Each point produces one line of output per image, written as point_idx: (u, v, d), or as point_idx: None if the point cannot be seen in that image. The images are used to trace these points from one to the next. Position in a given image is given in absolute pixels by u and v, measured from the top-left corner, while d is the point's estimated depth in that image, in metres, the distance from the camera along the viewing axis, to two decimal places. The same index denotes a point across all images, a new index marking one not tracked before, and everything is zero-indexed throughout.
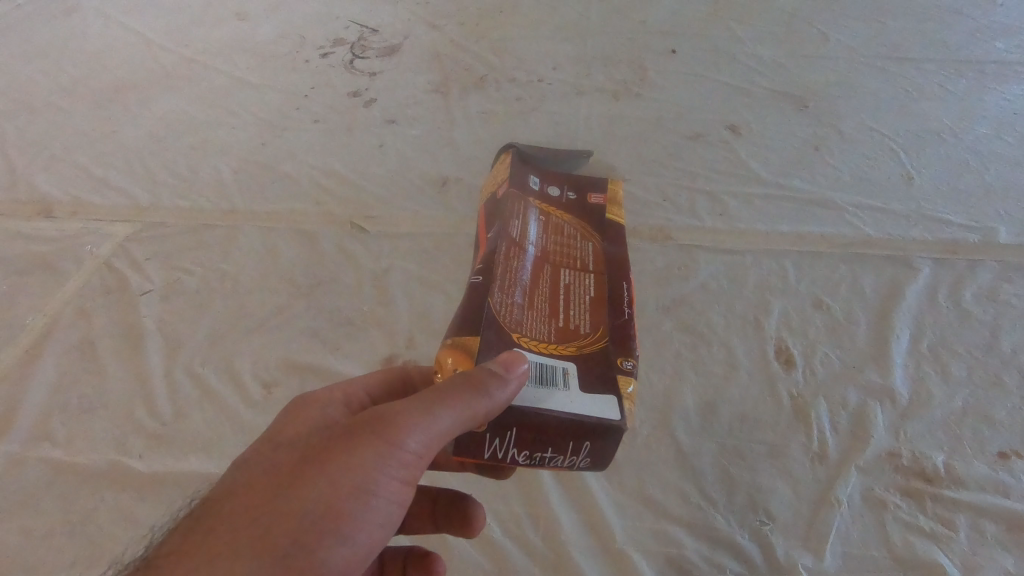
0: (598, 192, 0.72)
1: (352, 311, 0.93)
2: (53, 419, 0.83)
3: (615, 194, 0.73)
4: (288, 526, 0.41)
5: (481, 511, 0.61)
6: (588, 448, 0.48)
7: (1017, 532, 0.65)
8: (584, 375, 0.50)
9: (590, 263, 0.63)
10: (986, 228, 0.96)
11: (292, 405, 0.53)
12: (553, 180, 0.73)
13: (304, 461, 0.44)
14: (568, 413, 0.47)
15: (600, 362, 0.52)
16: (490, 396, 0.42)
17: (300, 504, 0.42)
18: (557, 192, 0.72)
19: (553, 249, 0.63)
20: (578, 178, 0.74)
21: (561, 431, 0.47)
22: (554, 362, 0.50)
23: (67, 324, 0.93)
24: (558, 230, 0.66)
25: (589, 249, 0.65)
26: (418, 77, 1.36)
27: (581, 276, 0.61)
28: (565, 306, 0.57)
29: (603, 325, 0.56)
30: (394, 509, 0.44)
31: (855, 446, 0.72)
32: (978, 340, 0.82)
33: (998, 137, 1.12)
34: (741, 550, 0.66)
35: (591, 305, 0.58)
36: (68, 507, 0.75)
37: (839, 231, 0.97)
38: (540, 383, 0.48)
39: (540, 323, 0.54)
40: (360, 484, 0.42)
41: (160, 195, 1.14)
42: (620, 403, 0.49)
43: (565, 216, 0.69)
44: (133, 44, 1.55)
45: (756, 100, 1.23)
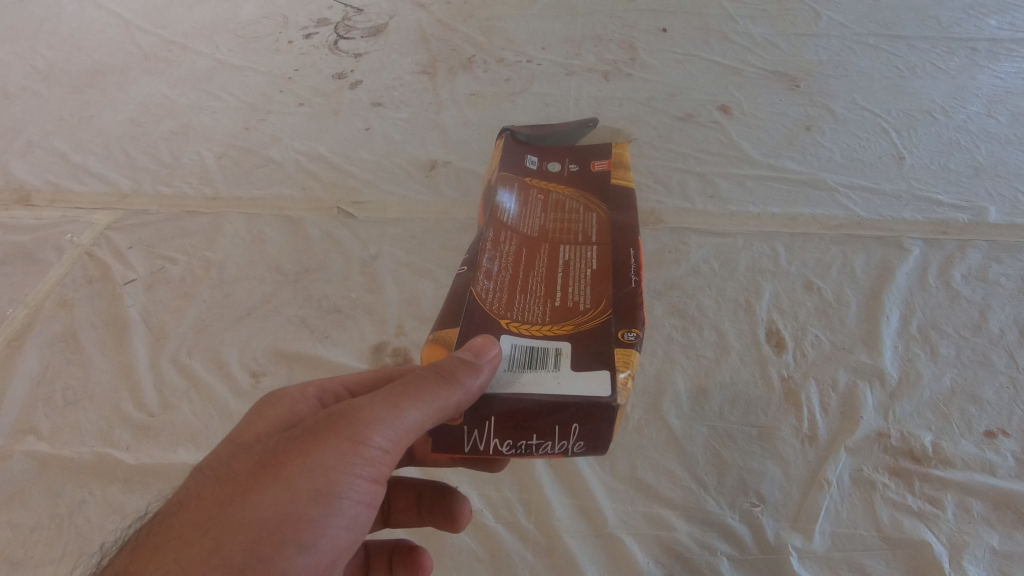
0: (600, 159, 0.74)
1: (341, 299, 0.92)
2: (38, 412, 0.81)
3: (621, 160, 0.74)
4: (245, 533, 0.40)
5: (467, 505, 0.60)
6: (578, 433, 0.46)
7: (1002, 509, 0.66)
8: (577, 353, 0.49)
9: (593, 235, 0.62)
10: (976, 208, 0.96)
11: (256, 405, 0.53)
12: (554, 157, 0.75)
13: (265, 465, 0.43)
14: (550, 395, 0.46)
15: (598, 337, 0.50)
16: (460, 386, 0.43)
17: (259, 508, 0.40)
18: (557, 167, 0.74)
19: (552, 228, 0.63)
20: (579, 151, 0.76)
21: (545, 415, 0.46)
22: (542, 346, 0.50)
23: (49, 316, 0.91)
24: (558, 207, 0.67)
25: (593, 220, 0.65)
26: (404, 59, 1.33)
27: (582, 250, 0.60)
28: (562, 283, 0.56)
29: (603, 299, 0.54)
30: (360, 511, 0.44)
31: (844, 427, 0.72)
32: (967, 320, 0.82)
33: (989, 115, 1.12)
34: (732, 532, 0.66)
35: (592, 277, 0.56)
36: (56, 500, 0.74)
37: (830, 212, 0.97)
38: (527, 367, 0.48)
39: (534, 302, 0.54)
40: (321, 486, 0.41)
41: (142, 182, 1.11)
42: (610, 377, 0.47)
43: (568, 192, 0.69)
44: (110, 26, 1.50)
45: (748, 79, 1.22)
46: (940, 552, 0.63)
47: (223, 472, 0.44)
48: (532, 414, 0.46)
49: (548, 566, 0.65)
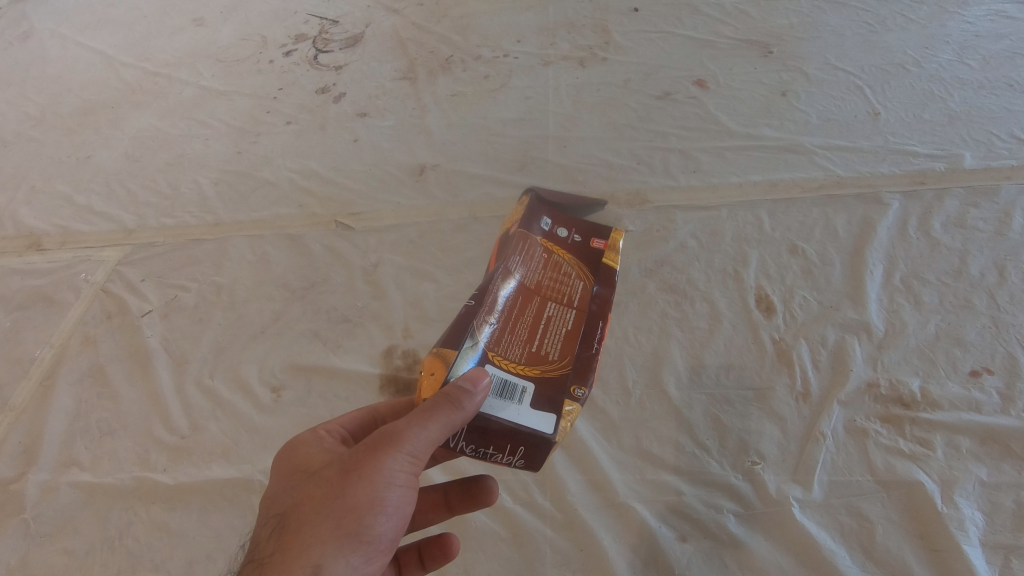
0: (599, 236, 0.61)
1: (347, 309, 0.96)
2: (77, 445, 0.86)
3: (616, 242, 0.61)
4: (349, 516, 0.43)
5: (453, 539, 0.62)
6: (522, 453, 0.47)
7: (989, 443, 0.70)
8: (539, 394, 0.48)
9: (576, 299, 0.55)
10: (951, 155, 0.98)
11: (301, 447, 0.52)
12: (564, 221, 0.62)
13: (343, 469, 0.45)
14: (510, 422, 0.46)
15: (553, 385, 0.49)
16: (464, 410, 0.43)
17: (353, 493, 0.43)
18: (565, 233, 0.61)
19: (547, 282, 0.56)
20: (586, 223, 0.63)
21: (506, 436, 0.46)
22: (515, 380, 0.48)
23: (74, 353, 0.96)
24: (555, 268, 0.57)
25: (579, 289, 0.56)
26: (384, 66, 1.36)
27: (565, 310, 0.54)
28: (542, 331, 0.52)
29: (570, 356, 0.52)
30: (405, 493, 0.45)
31: (835, 380, 0.76)
32: (948, 267, 0.85)
33: (961, 62, 1.13)
34: (736, 490, 0.70)
35: (565, 338, 0.53)
36: (104, 525, 0.79)
37: (810, 174, 1.00)
38: (500, 396, 0.47)
39: (515, 344, 0.50)
40: (393, 473, 0.44)
41: (146, 216, 1.15)
42: (555, 419, 0.48)
43: (566, 254, 0.59)
44: (95, 63, 1.53)
45: (722, 50, 1.23)
46: (932, 489, 0.67)
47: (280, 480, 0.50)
48: (492, 435, 0.46)
49: (568, 539, 0.70)
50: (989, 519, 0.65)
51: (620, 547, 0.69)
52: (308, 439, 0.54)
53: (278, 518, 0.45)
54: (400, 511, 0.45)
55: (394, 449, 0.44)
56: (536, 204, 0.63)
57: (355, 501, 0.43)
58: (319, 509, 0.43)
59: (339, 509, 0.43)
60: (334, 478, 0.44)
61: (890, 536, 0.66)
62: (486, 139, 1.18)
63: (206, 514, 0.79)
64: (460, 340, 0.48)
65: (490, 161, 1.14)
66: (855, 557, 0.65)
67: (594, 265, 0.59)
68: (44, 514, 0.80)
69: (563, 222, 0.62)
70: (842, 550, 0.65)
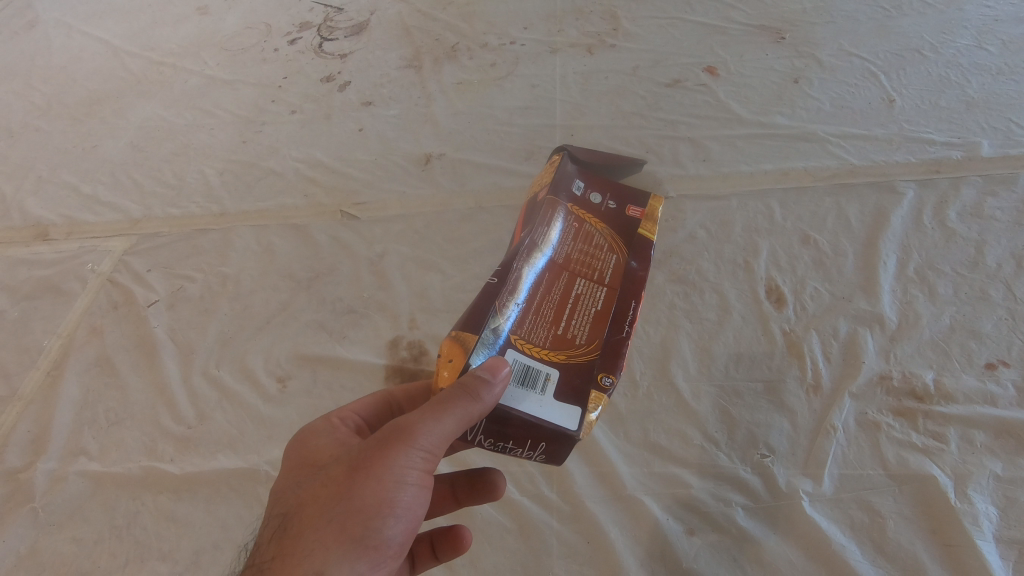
0: (636, 203, 0.57)
1: (352, 299, 0.96)
2: (85, 435, 0.86)
3: (655, 210, 0.57)
4: (358, 516, 0.42)
5: (466, 533, 0.61)
6: (542, 449, 0.45)
7: (1005, 437, 0.68)
8: (564, 382, 0.46)
9: (608, 275, 0.52)
10: (968, 143, 0.96)
11: (311, 438, 0.52)
12: (597, 185, 0.58)
13: (353, 466, 0.44)
14: (530, 415, 0.44)
15: (580, 372, 0.47)
16: (481, 401, 0.41)
17: (362, 493, 0.43)
18: (598, 199, 0.57)
19: (576, 256, 0.53)
20: (621, 185, 0.58)
21: (526, 430, 0.44)
22: (538, 366, 0.46)
23: (81, 344, 0.96)
24: (587, 238, 0.54)
25: (613, 263, 0.53)
26: (389, 55, 1.34)
27: (595, 287, 0.51)
28: (568, 313, 0.49)
29: (598, 341, 0.49)
30: (416, 493, 0.44)
31: (847, 373, 0.75)
32: (964, 257, 0.83)
33: (980, 47, 1.10)
34: (745, 483, 0.70)
35: (593, 320, 0.50)
36: (112, 514, 0.79)
37: (823, 163, 0.98)
38: (520, 384, 0.45)
39: (540, 326, 0.48)
40: (404, 473, 0.44)
41: (151, 206, 1.15)
42: (580, 411, 0.45)
43: (600, 224, 0.55)
44: (99, 53, 1.53)
45: (733, 36, 1.20)
46: (946, 484, 0.66)
47: (289, 473, 0.49)
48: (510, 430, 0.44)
49: (575, 531, 0.70)
50: (1003, 514, 0.64)
51: (627, 539, 0.69)
52: (320, 430, 0.53)
53: (285, 517, 0.44)
54: (410, 512, 0.44)
55: (406, 447, 0.43)
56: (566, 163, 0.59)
57: (364, 502, 0.42)
58: (327, 511, 0.43)
59: (347, 512, 0.42)
60: (344, 476, 0.44)
61: (902, 530, 0.65)
62: (492, 128, 1.16)
63: (213, 504, 0.79)
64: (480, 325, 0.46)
65: (496, 150, 1.13)
66: (866, 552, 0.64)
67: (630, 235, 0.55)
68: (52, 503, 0.81)
69: (596, 186, 0.58)
70: (852, 545, 0.65)
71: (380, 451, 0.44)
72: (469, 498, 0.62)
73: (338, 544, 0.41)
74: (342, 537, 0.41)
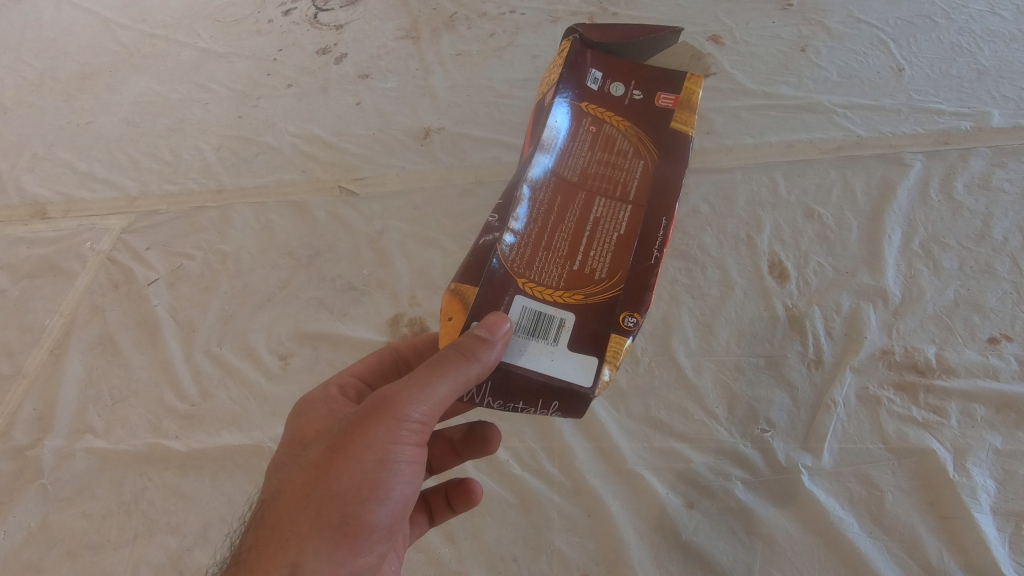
0: (668, 90, 0.52)
1: (352, 277, 0.95)
2: (91, 413, 0.87)
3: (690, 94, 0.52)
4: (336, 501, 0.43)
5: (475, 483, 0.62)
6: (556, 407, 0.43)
7: (1006, 411, 0.69)
8: (580, 328, 0.44)
9: (632, 189, 0.48)
10: (978, 113, 0.94)
11: (303, 408, 0.53)
12: (618, 75, 0.53)
13: (333, 448, 0.45)
14: (538, 372, 0.43)
15: (599, 313, 0.44)
16: (479, 362, 0.41)
17: (339, 480, 0.43)
18: (621, 91, 0.53)
19: (596, 171, 0.49)
20: (650, 69, 0.53)
21: (534, 390, 0.43)
22: (551, 312, 0.44)
23: (83, 322, 0.96)
24: (609, 145, 0.50)
25: (639, 170, 0.49)
26: (386, 25, 1.31)
27: (617, 207, 0.48)
28: (586, 242, 0.46)
29: (622, 270, 0.46)
30: (403, 469, 0.45)
31: (848, 348, 0.75)
32: (970, 231, 0.82)
33: (994, 13, 1.07)
34: (744, 458, 0.70)
35: (615, 246, 0.46)
36: (120, 490, 0.81)
37: (828, 135, 0.96)
38: (531, 336, 0.44)
39: (553, 262, 0.45)
40: (383, 455, 0.44)
41: (148, 183, 1.14)
42: (598, 361, 0.43)
43: (623, 125, 0.51)
44: (90, 25, 1.49)
45: (738, 3, 1.17)
46: (945, 458, 0.67)
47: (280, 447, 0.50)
48: (520, 386, 0.43)
49: (576, 505, 0.71)
50: (1001, 487, 0.65)
51: (627, 513, 0.70)
52: (317, 398, 0.54)
53: (269, 500, 0.46)
54: (396, 493, 0.45)
55: (392, 422, 0.44)
56: (581, 53, 0.54)
57: (342, 487, 0.43)
58: (306, 495, 0.43)
59: (327, 496, 0.43)
60: (326, 457, 0.45)
61: (900, 503, 0.66)
62: (492, 101, 1.14)
63: (218, 479, 0.80)
64: (482, 273, 0.45)
65: (496, 124, 1.11)
66: (863, 524, 0.65)
67: (658, 132, 0.51)
68: (61, 480, 0.82)
69: (619, 76, 0.53)
70: (850, 518, 0.66)
71: (360, 432, 0.44)
72: (472, 451, 0.63)
73: (316, 532, 0.42)
74: (321, 525, 0.43)
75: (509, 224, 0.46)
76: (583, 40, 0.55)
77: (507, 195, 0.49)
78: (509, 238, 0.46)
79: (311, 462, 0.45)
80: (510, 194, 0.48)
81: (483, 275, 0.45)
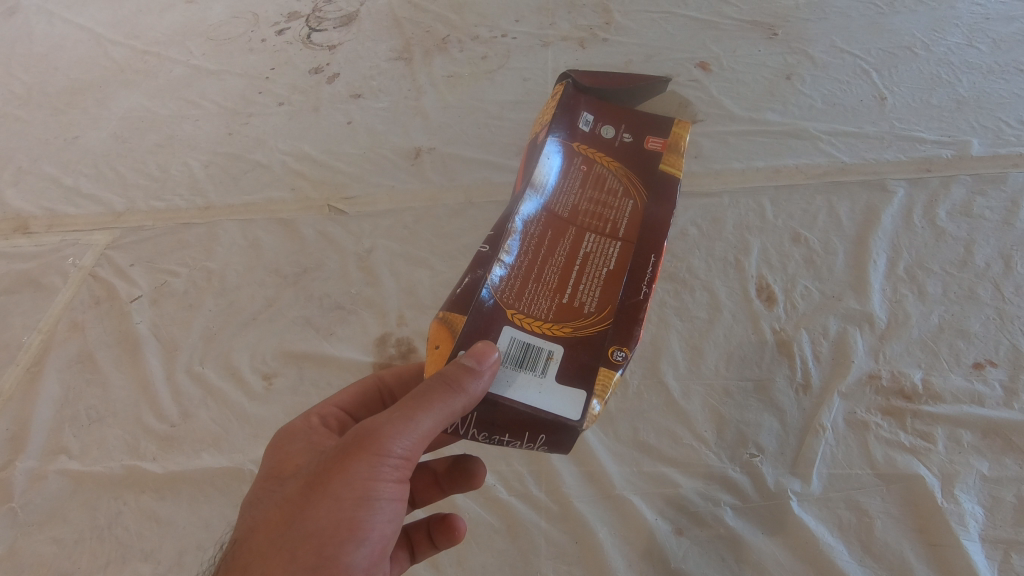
0: (657, 134, 0.53)
1: (340, 295, 0.94)
2: (66, 433, 0.85)
3: (678, 139, 0.53)
4: (312, 541, 0.41)
5: (458, 520, 0.60)
6: (543, 440, 0.42)
7: (992, 437, 0.69)
8: (569, 360, 0.43)
9: (622, 226, 0.49)
10: (958, 142, 0.96)
11: (281, 440, 0.51)
12: (609, 118, 0.55)
13: (313, 484, 0.44)
14: (527, 405, 0.42)
15: (588, 346, 0.44)
16: (466, 391, 0.40)
17: (316, 519, 0.42)
18: (611, 133, 0.54)
19: (586, 207, 0.50)
20: (640, 114, 0.55)
21: (521, 423, 0.42)
22: (540, 343, 0.44)
23: (62, 339, 0.94)
24: (599, 183, 0.51)
25: (628, 208, 0.50)
26: (379, 46, 1.32)
27: (607, 243, 0.48)
28: (575, 277, 0.46)
29: (610, 305, 0.46)
30: (383, 506, 0.43)
31: (836, 372, 0.75)
32: (953, 257, 0.83)
33: (971, 45, 1.10)
34: (733, 483, 0.70)
35: (604, 281, 0.46)
36: (94, 514, 0.78)
37: (814, 160, 0.97)
38: (519, 367, 0.43)
39: (543, 295, 0.45)
40: (364, 492, 0.43)
41: (135, 199, 1.13)
42: (586, 395, 0.43)
43: (613, 164, 0.52)
44: (82, 41, 1.49)
45: (725, 32, 1.19)
46: (933, 484, 0.67)
47: (256, 483, 0.49)
48: (507, 418, 0.43)
49: (564, 531, 0.69)
50: (989, 514, 0.65)
51: (615, 539, 0.68)
52: (297, 430, 0.52)
53: (243, 540, 0.44)
54: (375, 533, 0.43)
55: (374, 457, 0.43)
56: (574, 97, 0.56)
57: (319, 527, 0.42)
58: (282, 534, 0.42)
59: (304, 535, 0.41)
60: (305, 494, 0.43)
61: (889, 530, 0.65)
62: (483, 122, 1.15)
63: (196, 503, 0.78)
64: (471, 303, 0.45)
65: (486, 145, 1.11)
66: (853, 552, 0.64)
67: (648, 173, 0.52)
68: (32, 503, 0.79)
69: (609, 119, 0.55)
70: (840, 545, 0.65)
71: (340, 468, 0.43)
72: (456, 486, 0.62)
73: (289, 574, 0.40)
74: (295, 567, 0.41)
75: (499, 256, 0.46)
76: (575, 85, 0.58)
77: (499, 228, 0.49)
78: (499, 271, 0.46)
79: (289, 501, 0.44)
80: (501, 227, 0.49)
81: (472, 305, 0.44)
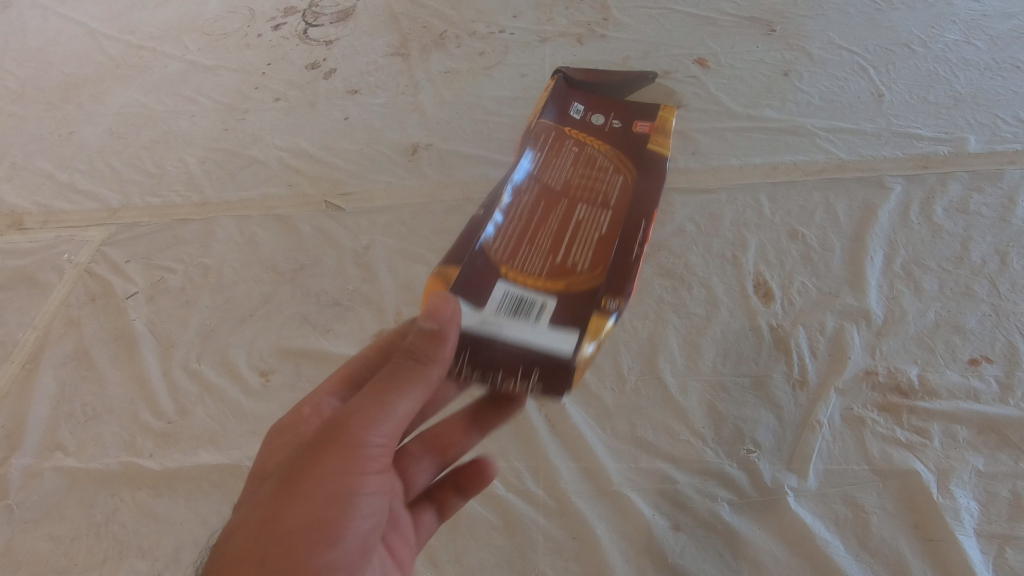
0: (644, 118, 0.58)
1: (337, 292, 0.94)
2: (62, 430, 0.84)
3: (665, 122, 0.57)
4: (281, 541, 0.40)
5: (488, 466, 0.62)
6: (541, 377, 0.47)
7: (987, 433, 0.69)
8: (561, 309, 0.48)
9: (614, 198, 0.52)
10: (955, 139, 0.96)
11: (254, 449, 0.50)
12: (600, 107, 0.60)
13: (281, 483, 0.42)
14: (521, 345, 0.47)
15: (583, 298, 0.48)
16: (432, 358, 0.45)
17: (287, 519, 0.40)
18: (601, 120, 0.59)
19: (580, 182, 0.53)
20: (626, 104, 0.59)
21: (518, 363, 0.47)
22: (534, 296, 0.48)
23: (58, 336, 0.93)
24: (591, 162, 0.55)
25: (619, 183, 0.54)
26: (376, 41, 1.32)
27: (599, 213, 0.52)
28: (570, 241, 0.50)
29: (604, 263, 0.49)
30: (357, 503, 0.43)
31: (833, 368, 0.75)
32: (949, 253, 0.84)
33: (969, 42, 1.10)
34: (731, 479, 0.70)
35: (598, 244, 0.50)
36: (90, 511, 0.78)
37: (811, 157, 0.97)
38: (513, 315, 0.48)
39: (539, 255, 0.50)
40: (337, 489, 0.42)
41: (130, 195, 1.12)
42: (576, 337, 0.47)
43: (603, 146, 0.56)
44: (76, 35, 1.48)
45: (723, 28, 1.19)
46: (929, 479, 0.67)
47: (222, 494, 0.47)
48: (507, 360, 0.47)
49: (561, 527, 0.70)
50: (984, 509, 0.65)
51: (613, 535, 0.69)
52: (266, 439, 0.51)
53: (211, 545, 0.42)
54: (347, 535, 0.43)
55: (343, 447, 0.42)
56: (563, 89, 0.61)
57: (290, 527, 0.40)
58: (251, 538, 0.40)
59: (274, 537, 0.40)
60: (273, 494, 0.42)
61: (885, 525, 0.65)
62: (481, 118, 1.14)
63: (193, 500, 0.77)
64: (468, 262, 0.50)
65: (484, 141, 1.11)
66: (849, 547, 0.65)
67: (637, 153, 0.56)
68: (27, 500, 0.79)
69: (600, 109, 0.59)
70: (836, 540, 0.65)
71: (308, 463, 0.42)
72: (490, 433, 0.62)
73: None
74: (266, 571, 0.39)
75: (496, 225, 0.51)
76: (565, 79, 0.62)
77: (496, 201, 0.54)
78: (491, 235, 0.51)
79: (258, 504, 0.42)
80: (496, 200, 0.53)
81: (468, 263, 0.49)
